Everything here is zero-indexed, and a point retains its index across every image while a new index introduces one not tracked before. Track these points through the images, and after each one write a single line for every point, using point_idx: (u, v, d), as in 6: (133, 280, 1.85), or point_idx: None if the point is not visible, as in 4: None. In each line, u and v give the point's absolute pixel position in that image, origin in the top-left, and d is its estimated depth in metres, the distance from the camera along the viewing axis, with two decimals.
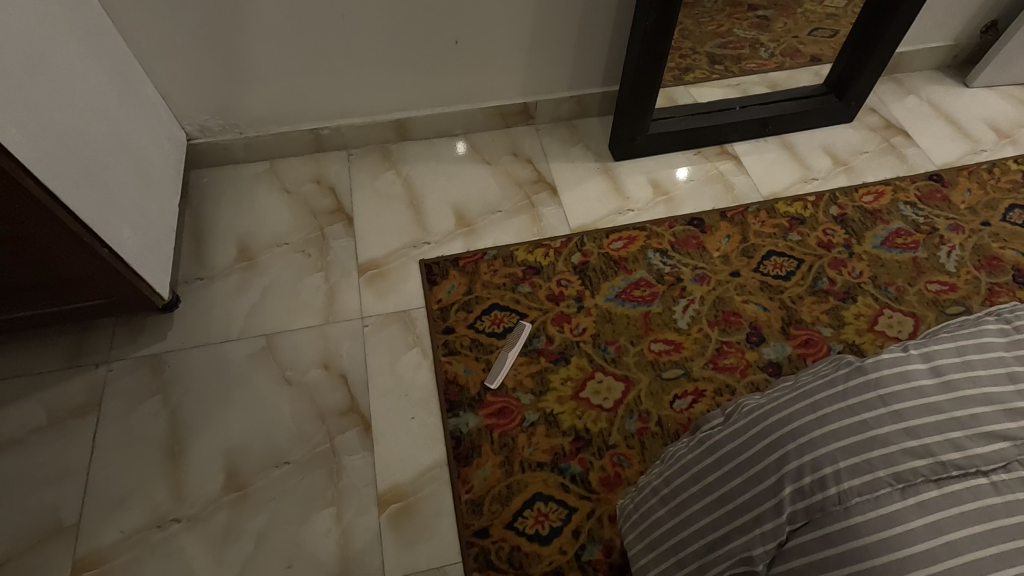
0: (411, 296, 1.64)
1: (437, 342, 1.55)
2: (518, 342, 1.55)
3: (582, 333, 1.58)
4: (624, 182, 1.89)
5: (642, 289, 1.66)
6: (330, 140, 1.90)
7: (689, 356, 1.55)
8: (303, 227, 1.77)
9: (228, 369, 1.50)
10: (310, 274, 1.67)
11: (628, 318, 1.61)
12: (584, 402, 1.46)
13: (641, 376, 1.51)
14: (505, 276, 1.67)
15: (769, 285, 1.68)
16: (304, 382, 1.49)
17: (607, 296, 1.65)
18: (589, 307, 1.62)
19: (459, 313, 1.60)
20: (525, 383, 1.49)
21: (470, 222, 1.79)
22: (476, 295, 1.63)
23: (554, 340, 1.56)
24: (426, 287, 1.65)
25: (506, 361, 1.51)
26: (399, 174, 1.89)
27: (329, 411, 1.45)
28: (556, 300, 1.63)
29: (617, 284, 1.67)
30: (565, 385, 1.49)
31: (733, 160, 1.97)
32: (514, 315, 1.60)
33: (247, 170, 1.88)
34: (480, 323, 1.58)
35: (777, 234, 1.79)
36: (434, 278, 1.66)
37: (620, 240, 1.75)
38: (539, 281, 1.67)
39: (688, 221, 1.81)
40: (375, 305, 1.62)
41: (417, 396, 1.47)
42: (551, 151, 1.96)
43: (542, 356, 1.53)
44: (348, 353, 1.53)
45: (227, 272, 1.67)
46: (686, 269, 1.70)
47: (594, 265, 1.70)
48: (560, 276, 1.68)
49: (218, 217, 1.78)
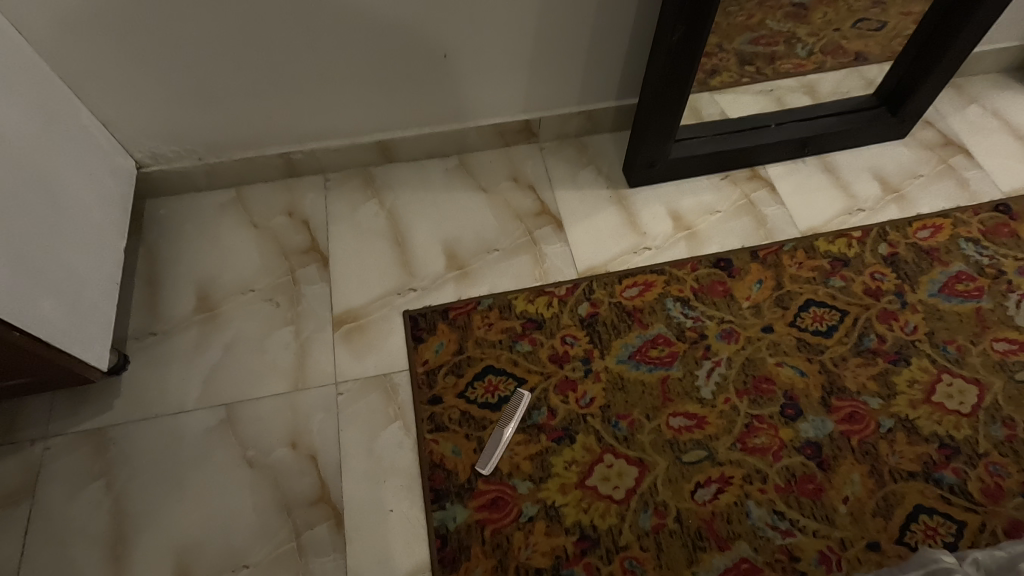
0: (393, 356, 1.43)
1: (421, 416, 1.35)
2: (513, 416, 1.34)
3: (590, 404, 1.36)
4: (640, 213, 1.65)
5: (658, 348, 1.44)
6: (304, 164, 1.66)
7: (714, 433, 1.33)
8: (272, 270, 1.55)
9: (181, 447, 1.31)
10: (278, 328, 1.46)
11: (642, 385, 1.39)
12: (591, 492, 1.26)
13: (657, 459, 1.30)
14: (502, 332, 1.45)
15: (807, 343, 1.45)
16: (268, 464, 1.29)
17: (618, 357, 1.43)
18: (597, 371, 1.41)
19: (448, 378, 1.39)
20: (522, 467, 1.29)
21: (462, 264, 1.56)
22: (468, 355, 1.42)
23: (556, 412, 1.35)
24: (410, 344, 1.44)
25: (499, 439, 1.31)
26: (383, 205, 1.65)
27: (296, 502, 1.26)
28: (560, 363, 1.42)
29: (630, 342, 1.45)
30: (568, 469, 1.29)
31: (766, 185, 1.71)
32: (511, 379, 1.39)
33: (209, 200, 1.65)
34: (471, 391, 1.38)
35: (816, 278, 1.55)
36: (420, 334, 1.45)
37: (634, 287, 1.53)
38: (540, 338, 1.45)
39: (712, 262, 1.57)
40: (351, 367, 1.41)
41: (398, 482, 1.28)
42: (557, 175, 1.71)
43: (542, 433, 1.33)
44: (319, 428, 1.34)
45: (184, 325, 1.46)
46: (711, 323, 1.48)
47: (604, 319, 1.48)
48: (564, 332, 1.46)
49: (175, 257, 1.56)
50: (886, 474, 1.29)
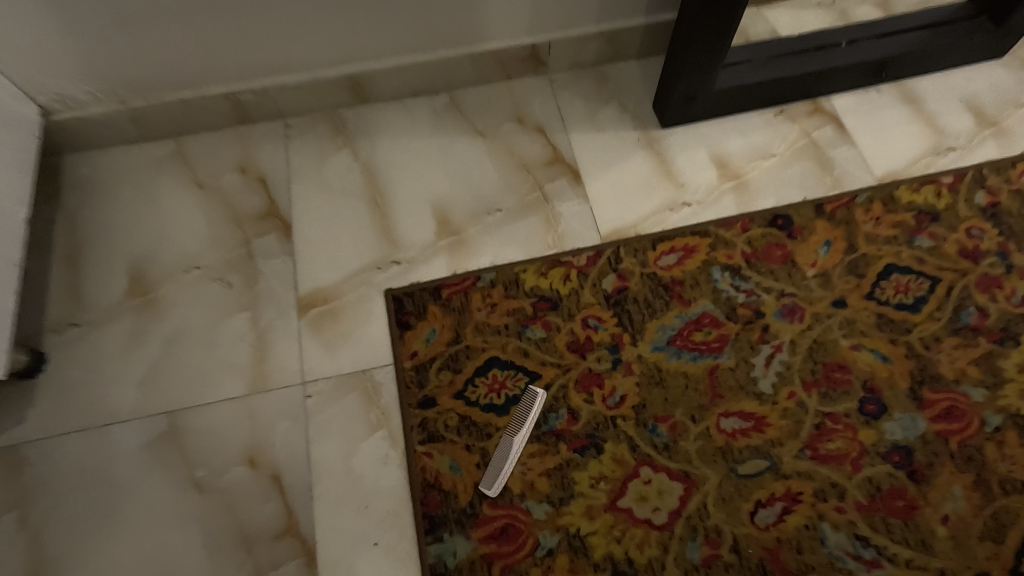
0: (373, 349, 1.15)
1: (410, 423, 1.08)
2: (525, 422, 1.07)
3: (620, 404, 1.10)
4: (675, 160, 1.33)
5: (703, 331, 1.16)
6: (257, 108, 1.33)
7: (777, 438, 1.07)
8: (222, 241, 1.25)
9: (113, 468, 1.06)
10: (231, 314, 1.18)
11: (685, 379, 1.11)
12: (624, 516, 1.01)
13: (706, 473, 1.04)
14: (508, 315, 1.17)
15: (890, 320, 1.16)
16: (221, 488, 1.04)
17: (654, 343, 1.15)
18: (627, 361, 1.13)
19: (443, 375, 1.12)
20: (538, 486, 1.03)
21: (457, 229, 1.26)
22: (467, 346, 1.15)
23: (578, 415, 1.09)
24: (395, 333, 1.16)
25: (509, 452, 1.05)
26: (357, 157, 1.34)
27: (257, 536, 1.01)
28: (581, 351, 1.14)
29: (669, 324, 1.16)
30: (595, 488, 1.03)
31: (832, 121, 1.37)
32: (521, 373, 1.12)
33: (142, 155, 1.33)
34: (472, 391, 1.11)
35: (899, 236, 1.24)
36: (407, 319, 1.17)
37: (671, 254, 1.23)
38: (556, 322, 1.17)
39: (768, 219, 1.26)
40: (322, 363, 1.14)
41: (382, 508, 1.03)
42: (571, 114, 1.38)
43: (562, 442, 1.06)
44: (284, 440, 1.07)
45: (114, 314, 1.18)
46: (768, 298, 1.19)
47: (635, 296, 1.19)
48: (585, 314, 1.18)
49: (101, 228, 1.26)
50: (995, 485, 1.03)
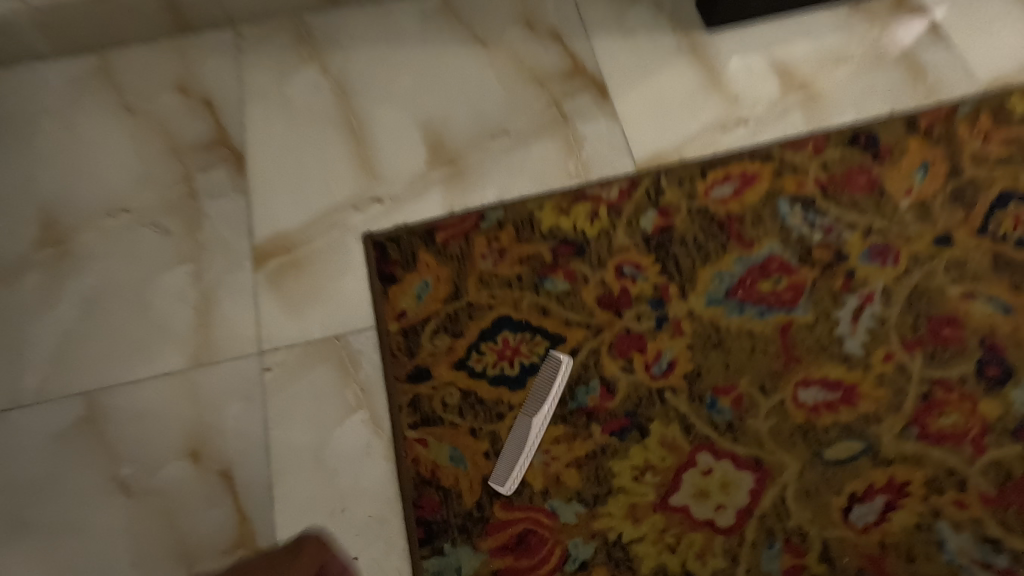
0: (348, 309, 0.90)
1: (398, 402, 0.84)
2: (547, 400, 0.83)
3: (668, 373, 0.86)
4: (726, 69, 1.06)
5: (771, 279, 0.90)
6: (198, 10, 1.05)
7: (872, 412, 0.82)
8: (156, 177, 0.98)
9: (16, 465, 0.82)
10: (167, 267, 0.92)
11: (749, 339, 0.87)
12: (678, 518, 0.78)
13: (783, 459, 0.80)
14: (521, 264, 0.92)
15: (1009, 261, 0.91)
16: (154, 489, 0.80)
17: (709, 296, 0.90)
18: (675, 319, 0.89)
19: (439, 340, 0.88)
20: (565, 481, 0.80)
21: (453, 158, 1.00)
22: (470, 303, 0.90)
23: (614, 388, 0.85)
24: (377, 288, 0.91)
25: (526, 439, 0.81)
26: (326, 72, 1.06)
27: (203, 550, 0.78)
28: (616, 308, 0.90)
29: (727, 271, 0.91)
30: (638, 482, 0.80)
31: (920, 17, 1.09)
32: (539, 337, 0.88)
33: (57, 73, 1.06)
34: (476, 359, 0.87)
35: (1015, 156, 0.97)
36: (391, 271, 0.92)
37: (725, 184, 0.97)
38: (582, 272, 0.92)
39: (847, 137, 0.99)
40: (284, 328, 0.89)
41: (363, 512, 0.80)
42: (594, 15, 1.10)
43: (594, 423, 0.83)
44: (235, 426, 0.83)
45: (19, 270, 0.92)
46: (852, 236, 0.93)
47: (682, 237, 0.94)
48: (619, 260, 0.92)
49: (5, 163, 1.00)
50: None
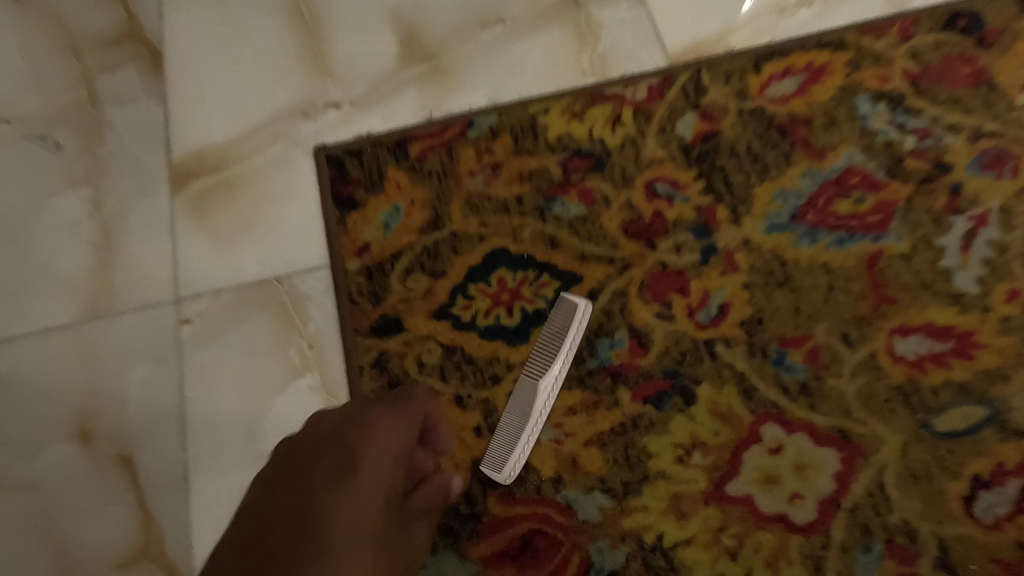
0: (294, 244, 0.68)
1: (359, 362, 0.63)
2: (558, 358, 0.61)
3: (718, 321, 0.64)
4: None
5: (851, 198, 0.69)
6: None
7: (997, 368, 0.61)
8: (45, 77, 0.75)
9: None
10: (58, 193, 0.70)
11: (826, 276, 0.65)
12: (739, 513, 0.58)
13: (879, 432, 0.59)
14: (521, 183, 0.70)
15: None
16: (31, 480, 0.61)
17: (770, 221, 0.68)
18: (725, 251, 0.67)
19: (414, 282, 0.66)
20: (583, 465, 0.60)
21: (429, 49, 0.76)
22: (454, 233, 0.68)
23: (648, 341, 0.64)
24: (332, 215, 0.69)
25: (530, 412, 0.60)
26: None
27: (91, 561, 0.59)
28: (647, 237, 0.68)
29: (792, 188, 0.69)
30: (683, 466, 0.59)
31: None
32: (546, 276, 0.67)
33: None
34: (463, 306, 0.65)
35: None
36: (351, 193, 0.70)
37: (786, 78, 0.74)
38: (601, 192, 0.70)
39: (942, 20, 0.74)
40: (209, 269, 0.67)
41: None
42: None
43: (621, 388, 0.62)
44: (140, 396, 0.62)
45: None
46: (957, 140, 0.70)
47: (732, 146, 0.71)
48: (650, 177, 0.70)
49: None
50: None
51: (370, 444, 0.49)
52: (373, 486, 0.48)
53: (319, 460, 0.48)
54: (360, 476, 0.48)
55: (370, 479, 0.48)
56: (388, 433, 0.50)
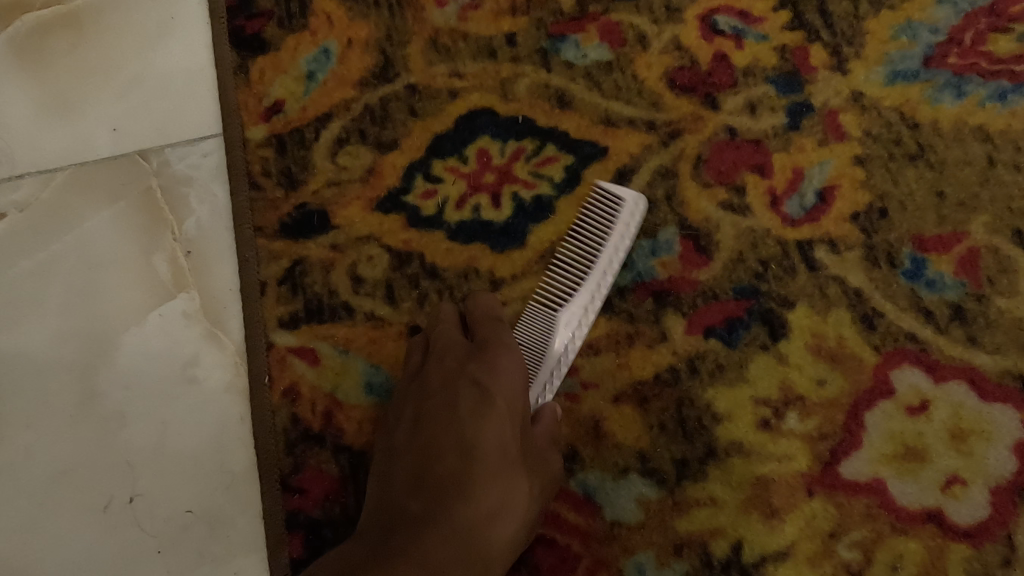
0: (170, 105, 0.45)
1: (260, 276, 0.41)
2: (588, 279, 0.39)
3: (818, 213, 0.42)
4: None
5: (1014, 32, 0.45)
6: None
7: None
8: None
9: None
10: None
11: (982, 146, 0.43)
12: (863, 509, 0.36)
13: None
14: (514, 16, 0.46)
15: None
16: None
17: (891, 66, 0.45)
18: (825, 110, 0.44)
19: (348, 158, 0.43)
20: (611, 435, 0.38)
21: None
22: (412, 87, 0.45)
23: (709, 245, 0.41)
24: (227, 61, 0.46)
25: (542, 359, 0.38)
26: None
27: None
28: (704, 92, 0.45)
29: (922, 20, 0.46)
30: (770, 435, 0.37)
31: None
32: (550, 148, 0.43)
33: None
34: (425, 193, 0.43)
35: None
36: (257, 30, 0.46)
37: None
38: (635, 27, 0.46)
39: None
40: (37, 138, 0.44)
41: (170, 505, 0.38)
42: None
43: (670, 315, 0.40)
44: None
45: None
46: None
47: None
48: (708, 5, 0.47)
49: None
50: None
51: (495, 371, 0.36)
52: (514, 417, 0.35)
53: (445, 395, 0.35)
54: (502, 405, 0.35)
55: (512, 408, 0.35)
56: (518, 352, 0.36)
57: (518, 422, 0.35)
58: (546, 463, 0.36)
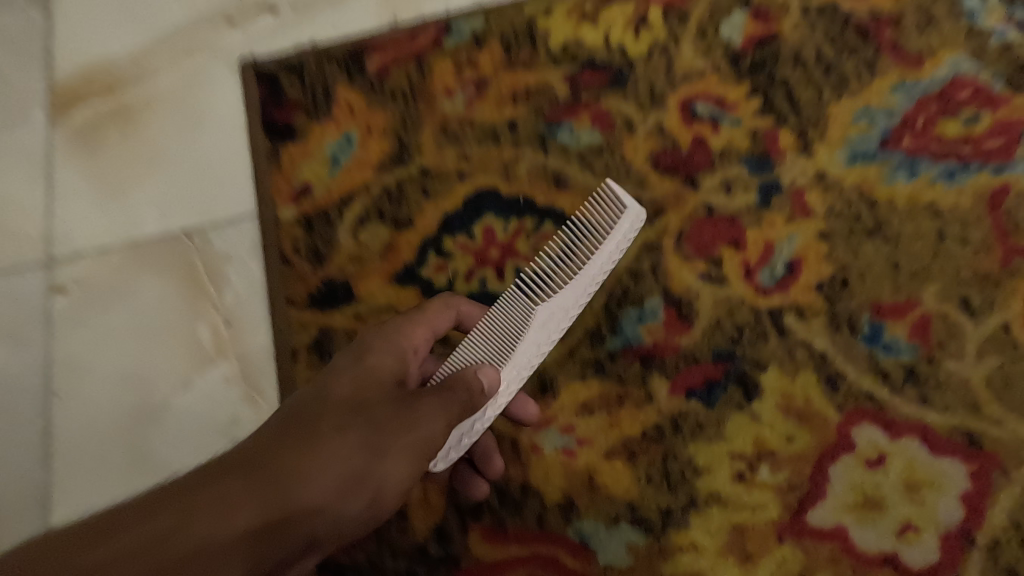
0: (208, 187, 0.51)
1: (292, 344, 0.46)
2: (571, 284, 0.40)
3: (787, 283, 0.47)
4: None
5: (960, 117, 0.51)
6: None
7: None
8: None
9: None
10: None
11: (933, 221, 0.48)
12: (828, 553, 0.41)
13: None
14: (516, 104, 0.52)
15: None
16: None
17: (852, 149, 0.50)
18: (793, 189, 0.49)
19: (369, 236, 0.49)
20: (603, 486, 0.43)
21: None
22: (425, 170, 0.51)
23: (689, 313, 0.46)
24: (261, 147, 0.52)
25: (508, 355, 0.40)
26: None
27: None
28: (685, 173, 0.50)
29: (879, 107, 0.51)
30: (745, 486, 0.42)
31: None
32: (548, 225, 0.49)
33: None
34: (439, 267, 0.48)
35: None
36: (287, 119, 0.52)
37: None
38: (622, 114, 0.52)
39: None
40: (93, 219, 0.50)
41: None
42: None
43: (654, 376, 0.45)
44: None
45: None
46: None
47: (797, 53, 0.53)
48: (688, 94, 0.52)
49: None
50: None
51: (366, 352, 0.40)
52: (368, 381, 0.37)
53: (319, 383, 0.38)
54: (355, 370, 0.37)
55: (369, 375, 0.37)
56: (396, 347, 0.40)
57: (363, 387, 0.36)
58: (395, 426, 0.34)
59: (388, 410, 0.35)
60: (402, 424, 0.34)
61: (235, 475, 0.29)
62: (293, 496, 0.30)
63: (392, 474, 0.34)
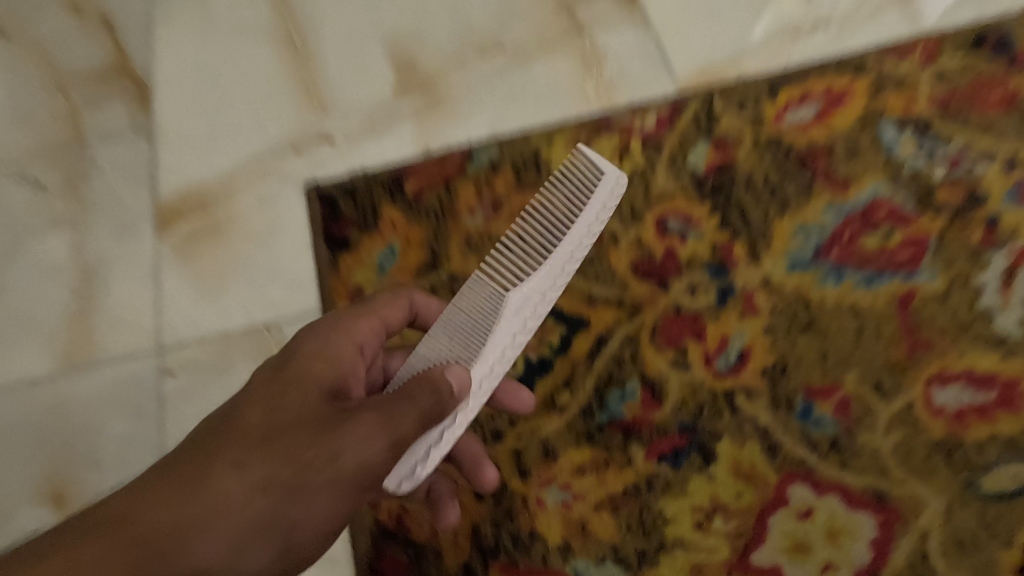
0: (282, 291, 0.65)
1: None
2: (545, 268, 0.47)
3: (739, 369, 0.59)
4: None
5: (879, 233, 0.63)
6: None
7: None
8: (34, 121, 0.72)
9: None
10: (46, 236, 0.68)
11: (854, 319, 0.60)
12: None
13: (919, 495, 0.55)
14: None
15: None
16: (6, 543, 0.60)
17: (791, 258, 0.63)
18: (744, 293, 0.62)
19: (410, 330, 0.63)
20: (594, 531, 0.56)
21: (426, 80, 0.72)
22: (453, 275, 0.65)
23: (661, 394, 0.59)
24: (323, 257, 0.65)
25: (481, 354, 0.46)
26: None
27: None
28: (659, 278, 0.63)
29: (814, 224, 0.64)
30: (703, 533, 0.55)
31: None
32: (551, 319, 0.62)
33: None
34: None
35: None
36: (343, 233, 0.66)
37: (803, 106, 0.67)
38: (609, 229, 0.65)
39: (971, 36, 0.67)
40: (196, 318, 0.64)
41: None
42: None
43: (634, 444, 0.57)
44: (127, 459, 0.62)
45: None
46: (992, 169, 0.64)
47: (748, 178, 0.66)
48: (661, 212, 0.66)
49: None
50: None
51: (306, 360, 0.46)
52: (292, 401, 0.43)
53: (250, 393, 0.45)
54: (281, 394, 0.44)
55: (286, 396, 0.44)
56: (311, 368, 0.45)
57: (280, 412, 0.43)
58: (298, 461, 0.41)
59: (305, 439, 0.42)
60: (317, 464, 0.41)
61: (132, 536, 0.38)
62: (192, 556, 0.39)
63: (303, 509, 0.42)
